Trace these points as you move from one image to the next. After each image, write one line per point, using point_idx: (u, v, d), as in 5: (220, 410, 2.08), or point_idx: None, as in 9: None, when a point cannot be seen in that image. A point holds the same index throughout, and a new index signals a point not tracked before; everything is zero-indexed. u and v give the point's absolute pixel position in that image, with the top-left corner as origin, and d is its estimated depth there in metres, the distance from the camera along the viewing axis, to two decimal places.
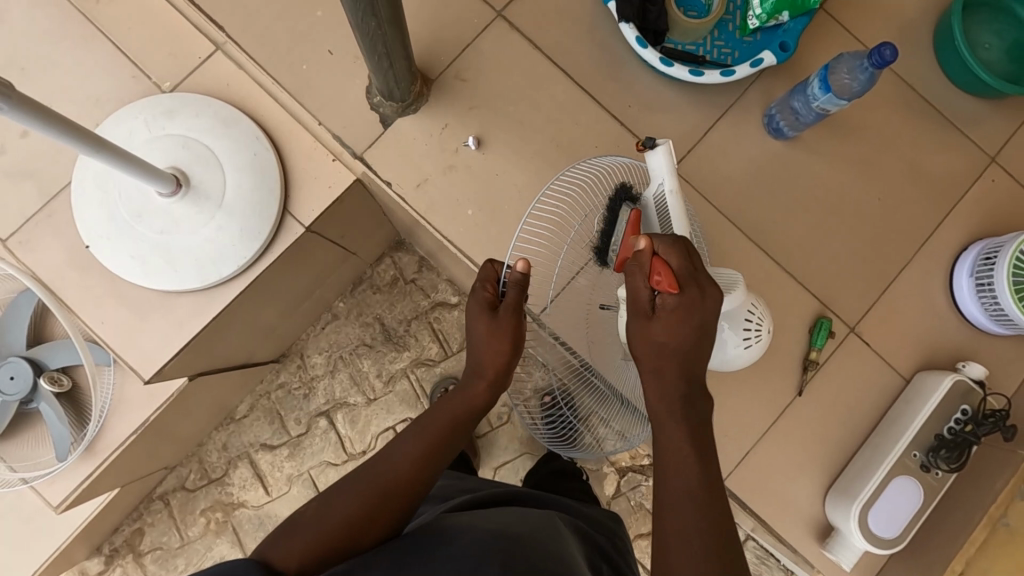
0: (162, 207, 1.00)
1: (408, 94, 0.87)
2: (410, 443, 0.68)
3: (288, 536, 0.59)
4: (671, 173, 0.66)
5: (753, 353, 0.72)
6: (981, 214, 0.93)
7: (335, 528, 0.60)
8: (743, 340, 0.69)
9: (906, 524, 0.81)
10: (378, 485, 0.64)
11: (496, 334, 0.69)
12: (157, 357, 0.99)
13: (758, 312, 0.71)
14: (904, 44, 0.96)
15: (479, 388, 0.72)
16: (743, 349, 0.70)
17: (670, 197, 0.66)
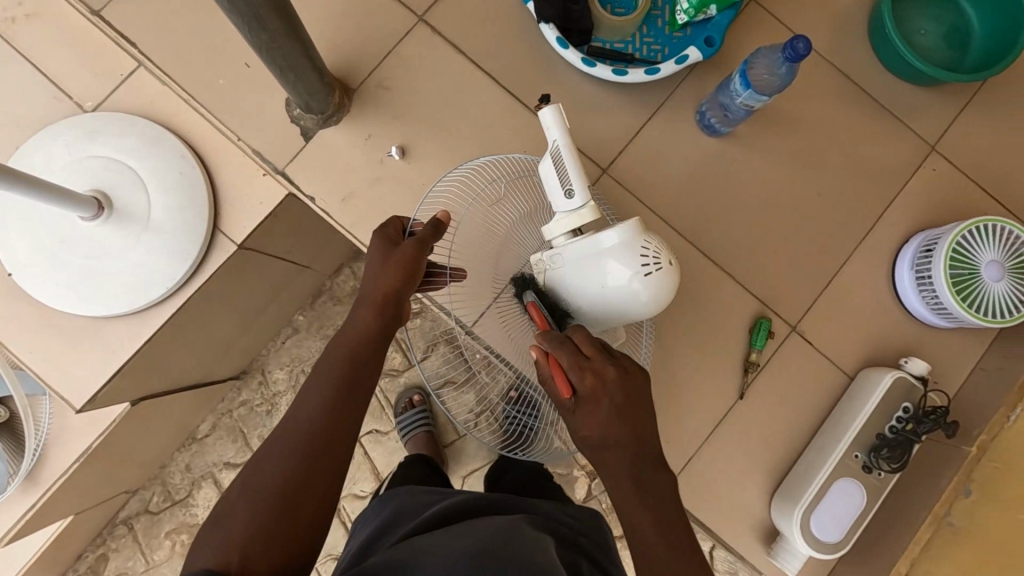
0: (87, 232, 0.97)
1: (326, 106, 0.85)
2: (315, 388, 0.65)
3: (221, 532, 0.56)
4: (561, 126, 0.65)
5: (658, 289, 0.64)
6: (923, 205, 0.91)
7: (264, 503, 0.57)
8: (634, 273, 0.63)
9: (850, 527, 0.79)
10: (304, 444, 0.61)
11: (392, 266, 0.70)
12: (89, 385, 0.96)
13: (653, 245, 0.64)
14: (839, 33, 0.94)
15: (366, 316, 0.69)
16: (640, 284, 0.63)
17: (565, 150, 0.66)
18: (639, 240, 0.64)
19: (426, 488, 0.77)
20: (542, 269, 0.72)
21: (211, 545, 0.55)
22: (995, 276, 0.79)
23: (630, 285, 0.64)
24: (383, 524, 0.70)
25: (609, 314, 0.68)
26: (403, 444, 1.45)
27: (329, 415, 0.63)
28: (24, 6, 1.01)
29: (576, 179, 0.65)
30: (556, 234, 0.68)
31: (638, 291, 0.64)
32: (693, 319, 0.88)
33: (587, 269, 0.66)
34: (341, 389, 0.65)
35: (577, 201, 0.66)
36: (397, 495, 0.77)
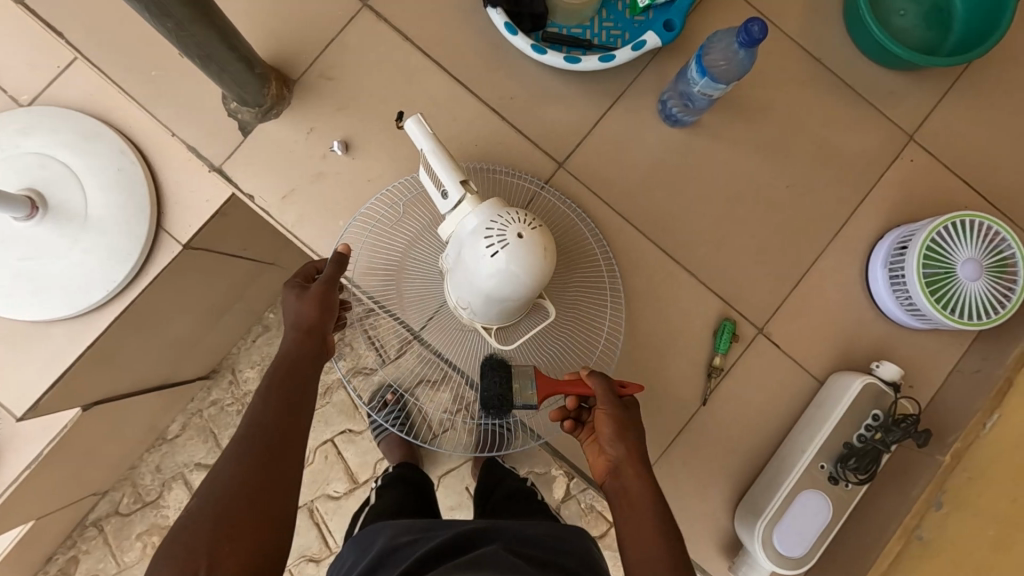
0: (21, 232, 0.92)
1: (262, 98, 0.80)
2: (263, 400, 0.64)
3: (183, 542, 0.52)
4: (422, 134, 0.66)
5: (519, 265, 0.61)
6: (899, 198, 0.86)
7: (225, 509, 0.54)
8: (490, 252, 0.62)
9: (814, 541, 0.75)
10: (262, 454, 0.59)
11: (310, 305, 0.71)
12: (30, 392, 0.93)
13: (511, 219, 0.63)
14: (811, 16, 0.88)
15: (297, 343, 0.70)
16: (499, 264, 0.61)
17: (431, 156, 0.66)
18: (497, 221, 0.63)
19: (406, 525, 0.68)
20: (446, 271, 0.72)
21: (169, 558, 0.51)
22: (971, 275, 0.74)
23: (490, 267, 0.62)
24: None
25: (493, 304, 0.65)
26: (377, 444, 1.41)
27: (280, 423, 0.62)
28: None
29: (445, 177, 0.65)
30: (446, 231, 0.67)
31: (499, 272, 0.62)
32: (654, 321, 0.83)
33: (462, 259, 0.66)
34: (290, 398, 0.65)
35: (452, 198, 0.66)
36: (368, 541, 0.68)
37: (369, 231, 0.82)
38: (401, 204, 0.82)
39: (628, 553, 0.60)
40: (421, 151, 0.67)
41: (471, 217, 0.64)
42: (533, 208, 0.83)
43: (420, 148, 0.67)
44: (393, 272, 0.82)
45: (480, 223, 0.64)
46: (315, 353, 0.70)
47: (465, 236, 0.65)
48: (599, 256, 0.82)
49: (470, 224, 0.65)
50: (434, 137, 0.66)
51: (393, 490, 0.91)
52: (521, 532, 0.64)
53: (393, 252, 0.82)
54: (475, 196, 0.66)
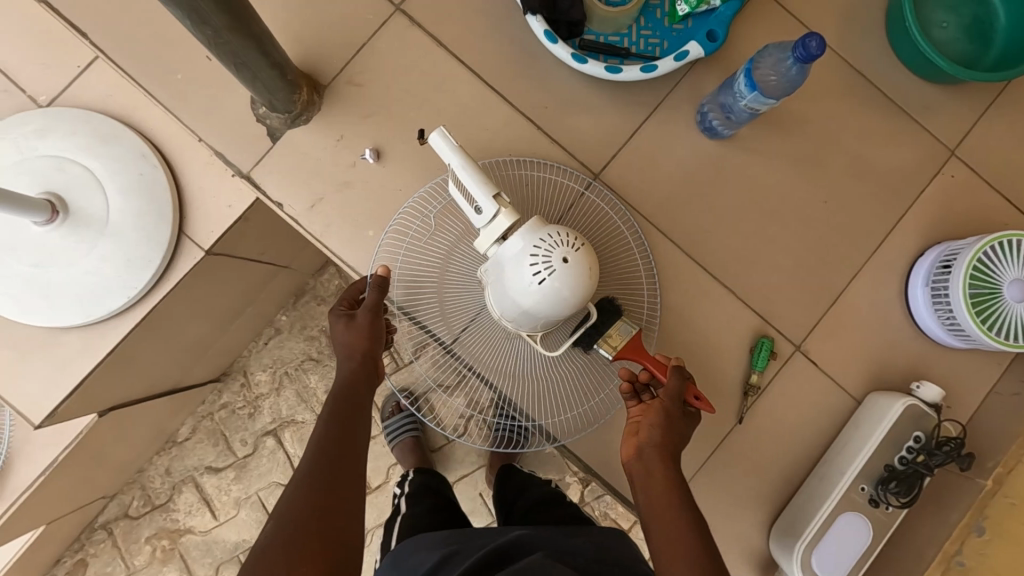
0: (39, 237, 0.90)
1: (292, 104, 0.78)
2: (322, 426, 0.66)
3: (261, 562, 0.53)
4: (452, 151, 0.64)
5: (567, 288, 0.60)
6: (939, 214, 0.85)
7: (297, 527, 0.56)
8: (534, 276, 0.60)
9: (853, 565, 0.74)
10: (325, 475, 0.61)
11: (356, 333, 0.72)
12: (47, 399, 0.91)
13: (556, 241, 0.61)
14: (852, 26, 0.87)
15: (350, 369, 0.71)
16: (545, 287, 0.60)
17: (463, 172, 0.64)
18: (541, 241, 0.61)
19: (446, 535, 0.67)
20: (484, 284, 0.71)
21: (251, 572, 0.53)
22: (1018, 297, 0.73)
23: (534, 292, 0.61)
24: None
25: (538, 321, 0.64)
26: (390, 449, 1.38)
27: (339, 445, 0.64)
28: None
29: (479, 195, 0.63)
30: (485, 247, 0.65)
31: (544, 295, 0.60)
32: (689, 337, 0.82)
33: (503, 279, 0.64)
34: (345, 416, 0.67)
35: (488, 216, 0.64)
36: (405, 554, 0.67)
37: (402, 244, 0.80)
38: (431, 214, 0.80)
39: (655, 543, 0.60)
40: (450, 168, 0.65)
41: (511, 236, 0.63)
42: (576, 208, 0.81)
43: (449, 163, 0.65)
44: (429, 270, 0.80)
45: (521, 243, 0.62)
46: (367, 376, 0.72)
47: (505, 256, 0.63)
48: (641, 260, 0.81)
49: (509, 245, 0.63)
50: (462, 152, 0.64)
51: (425, 500, 0.89)
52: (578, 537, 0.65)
53: (430, 250, 0.80)
54: (511, 210, 0.64)
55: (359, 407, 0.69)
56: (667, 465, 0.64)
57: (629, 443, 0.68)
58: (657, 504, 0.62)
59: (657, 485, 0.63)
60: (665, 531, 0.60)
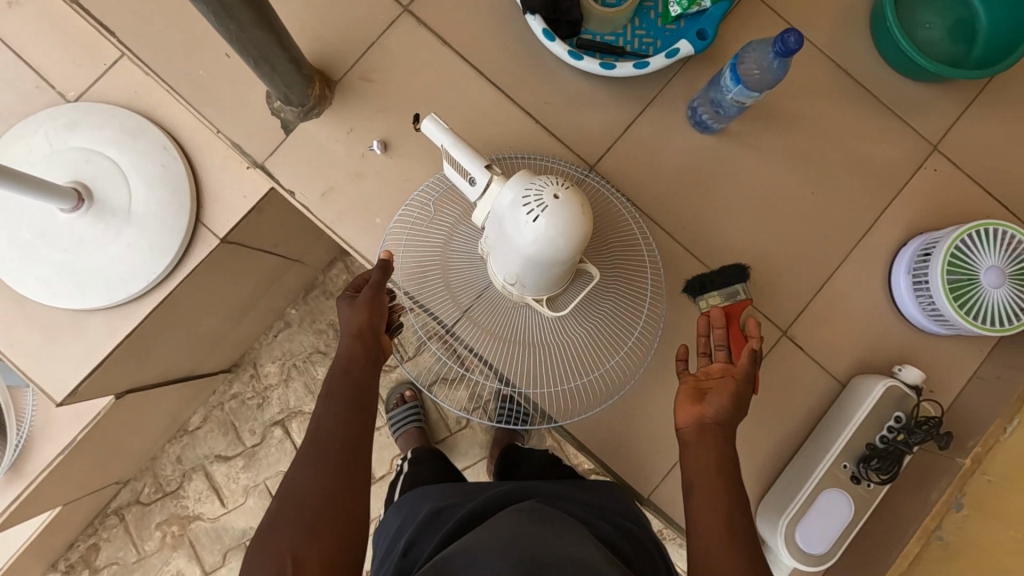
0: (66, 224, 0.95)
1: (306, 98, 0.83)
2: (327, 410, 0.68)
3: (270, 548, 0.57)
4: (442, 132, 0.68)
5: (561, 225, 0.59)
6: (923, 207, 0.88)
7: (306, 514, 0.59)
8: (528, 217, 0.60)
9: (836, 539, 0.77)
10: (334, 465, 0.63)
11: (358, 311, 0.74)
12: (69, 379, 0.96)
13: (544, 182, 0.61)
14: (839, 28, 0.90)
15: (350, 345, 0.73)
16: (539, 227, 0.60)
17: (455, 150, 0.68)
18: (529, 186, 0.62)
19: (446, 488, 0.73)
20: (488, 255, 0.72)
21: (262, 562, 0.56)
22: (995, 283, 0.76)
23: (531, 234, 0.60)
24: (408, 539, 0.65)
25: (541, 270, 0.64)
26: (395, 440, 1.41)
27: (347, 434, 0.67)
28: None
29: (471, 165, 0.67)
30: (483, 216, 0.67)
31: (540, 234, 0.60)
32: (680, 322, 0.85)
33: (502, 233, 0.65)
34: (350, 396, 0.69)
35: (482, 183, 0.66)
36: (408, 505, 0.73)
37: (406, 235, 0.85)
38: (432, 203, 0.85)
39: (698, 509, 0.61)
40: (443, 149, 0.70)
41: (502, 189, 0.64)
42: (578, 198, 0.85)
43: (441, 145, 0.69)
44: (432, 255, 0.84)
45: (513, 193, 0.63)
46: (367, 353, 0.73)
47: (501, 210, 0.64)
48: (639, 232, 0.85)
49: (501, 198, 0.64)
50: (452, 133, 0.69)
51: (426, 463, 0.94)
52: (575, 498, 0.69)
53: (432, 234, 0.84)
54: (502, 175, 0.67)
55: (363, 387, 0.71)
56: (727, 452, 0.64)
57: (691, 412, 0.66)
58: (706, 498, 0.61)
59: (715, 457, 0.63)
60: (709, 509, 0.60)
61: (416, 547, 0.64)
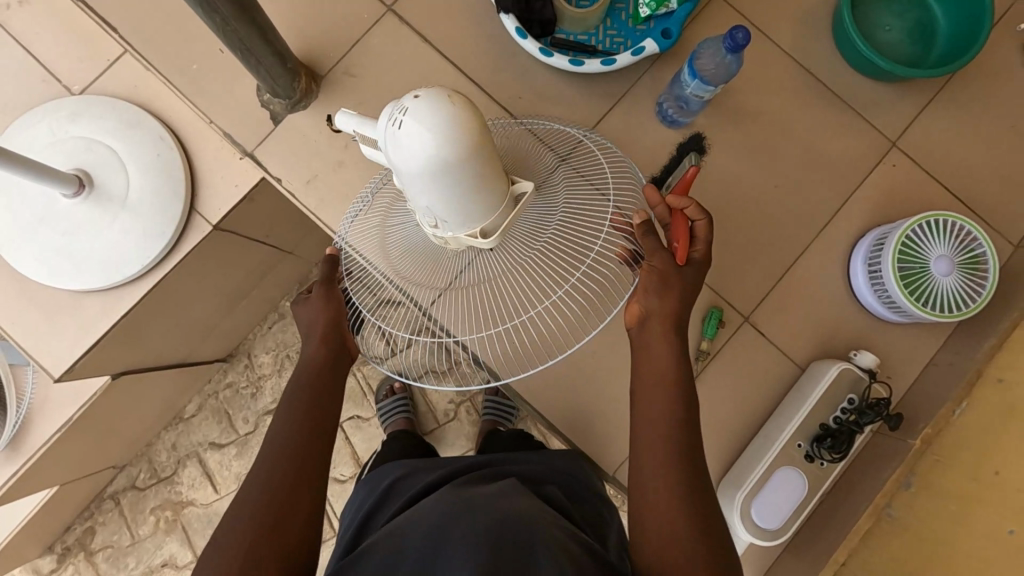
0: (67, 209, 1.01)
1: (293, 91, 0.88)
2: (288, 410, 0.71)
3: (232, 541, 0.59)
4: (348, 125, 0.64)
5: (425, 118, 0.49)
6: (881, 200, 0.92)
7: (266, 508, 0.62)
8: (393, 131, 0.51)
9: (791, 515, 0.80)
10: (295, 457, 0.67)
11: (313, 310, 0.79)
12: (66, 357, 1.01)
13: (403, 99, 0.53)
14: (802, 29, 0.95)
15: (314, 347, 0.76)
16: (407, 133, 0.50)
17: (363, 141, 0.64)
18: (390, 109, 0.54)
19: (407, 466, 0.83)
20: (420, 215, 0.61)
21: (220, 553, 0.59)
22: (944, 271, 0.79)
23: (402, 143, 0.51)
24: (368, 512, 0.75)
25: (447, 182, 0.51)
26: (383, 429, 1.45)
27: (306, 429, 0.70)
28: None
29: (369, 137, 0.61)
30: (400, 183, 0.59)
31: (410, 139, 0.50)
32: None
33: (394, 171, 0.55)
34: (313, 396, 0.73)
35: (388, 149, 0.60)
36: (376, 479, 0.84)
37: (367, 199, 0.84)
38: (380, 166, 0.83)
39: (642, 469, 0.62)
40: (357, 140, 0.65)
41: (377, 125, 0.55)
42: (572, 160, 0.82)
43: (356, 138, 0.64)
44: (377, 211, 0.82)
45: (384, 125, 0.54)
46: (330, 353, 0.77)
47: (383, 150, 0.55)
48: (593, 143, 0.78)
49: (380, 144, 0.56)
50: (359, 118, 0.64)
51: (397, 440, 1.01)
52: (533, 470, 0.75)
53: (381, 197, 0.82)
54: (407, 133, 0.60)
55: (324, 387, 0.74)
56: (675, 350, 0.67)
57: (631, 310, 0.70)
58: (660, 442, 0.62)
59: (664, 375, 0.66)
60: (654, 475, 0.61)
61: (378, 518, 0.74)
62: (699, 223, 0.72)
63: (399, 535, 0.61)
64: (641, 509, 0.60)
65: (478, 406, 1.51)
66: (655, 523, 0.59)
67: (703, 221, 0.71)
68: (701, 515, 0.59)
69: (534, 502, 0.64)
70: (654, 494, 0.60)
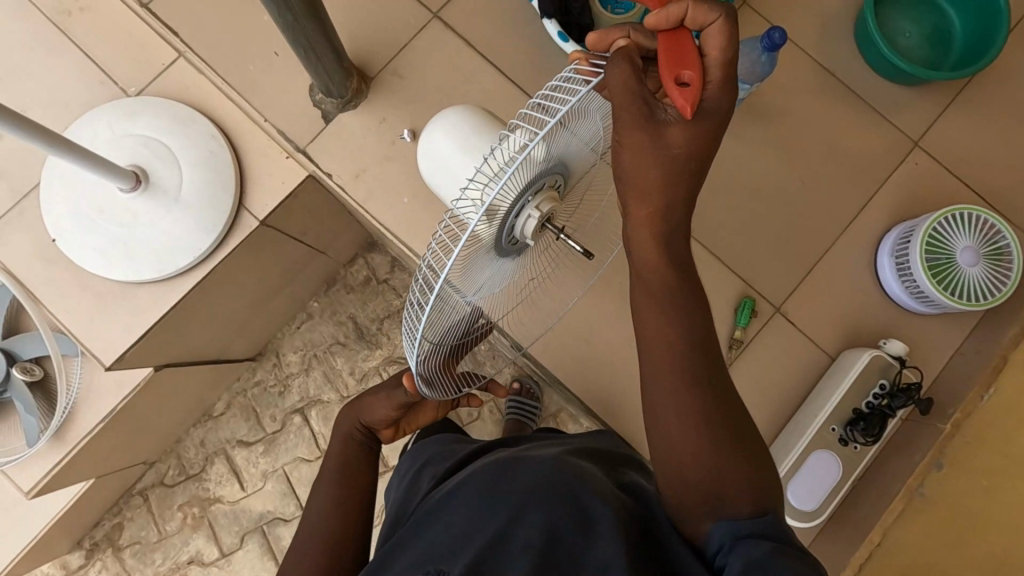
0: (123, 202, 1.05)
1: (345, 90, 0.93)
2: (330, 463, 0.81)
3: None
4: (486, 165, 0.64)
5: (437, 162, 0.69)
6: (905, 197, 0.96)
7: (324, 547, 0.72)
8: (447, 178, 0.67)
9: (825, 497, 0.83)
10: (342, 500, 0.77)
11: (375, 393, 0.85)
12: (118, 345, 1.04)
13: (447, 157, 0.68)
14: (827, 34, 0.99)
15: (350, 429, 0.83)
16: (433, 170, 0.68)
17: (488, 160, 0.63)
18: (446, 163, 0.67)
19: (446, 440, 0.85)
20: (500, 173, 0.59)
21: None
22: (970, 262, 0.83)
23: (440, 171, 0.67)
24: (415, 477, 0.79)
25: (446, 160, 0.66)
26: None
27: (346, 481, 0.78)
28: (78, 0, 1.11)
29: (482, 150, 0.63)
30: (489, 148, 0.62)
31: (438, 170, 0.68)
32: None
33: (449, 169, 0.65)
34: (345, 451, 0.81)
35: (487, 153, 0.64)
36: (414, 452, 0.86)
37: None
38: None
39: (653, 418, 0.55)
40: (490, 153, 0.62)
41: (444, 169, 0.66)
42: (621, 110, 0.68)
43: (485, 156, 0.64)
44: None
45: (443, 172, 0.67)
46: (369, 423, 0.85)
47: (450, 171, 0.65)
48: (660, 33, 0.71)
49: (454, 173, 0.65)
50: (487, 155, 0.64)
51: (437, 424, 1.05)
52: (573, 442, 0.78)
53: None
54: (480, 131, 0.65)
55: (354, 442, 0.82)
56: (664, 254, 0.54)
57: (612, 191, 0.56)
58: (655, 376, 0.55)
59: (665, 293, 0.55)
60: (664, 412, 0.54)
61: (420, 481, 0.77)
62: (714, 27, 0.50)
63: (448, 504, 0.62)
64: (661, 455, 0.55)
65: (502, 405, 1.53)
66: (674, 465, 0.54)
67: (715, 22, 0.50)
68: (732, 441, 0.54)
69: (576, 461, 0.66)
70: (668, 427, 0.54)
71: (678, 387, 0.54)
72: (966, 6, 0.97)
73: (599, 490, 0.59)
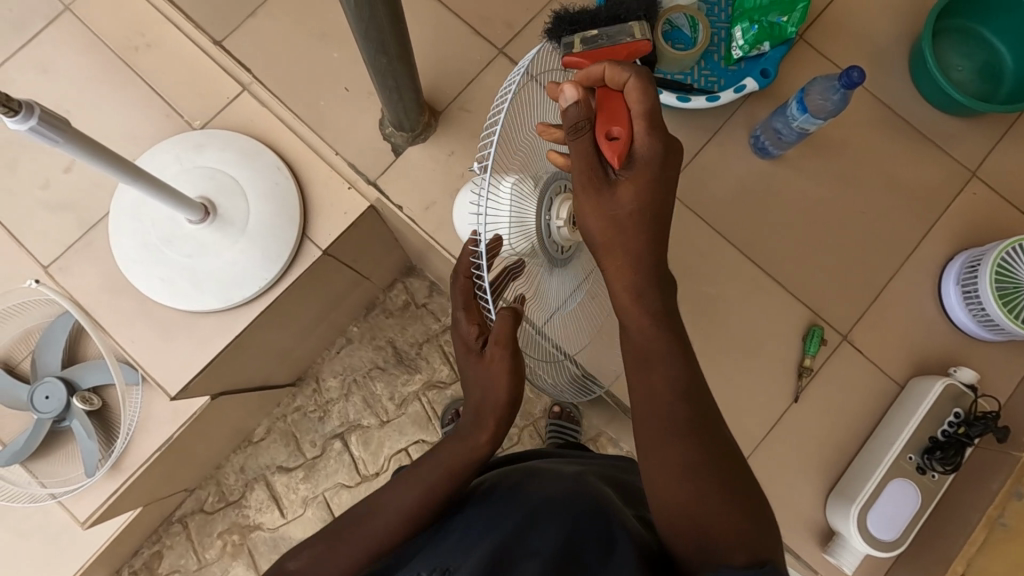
0: (191, 233, 1.07)
1: (417, 124, 0.96)
2: None
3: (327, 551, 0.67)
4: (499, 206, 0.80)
5: None
6: (966, 225, 0.97)
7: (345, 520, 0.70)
8: None
9: (905, 526, 0.83)
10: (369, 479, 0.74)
11: None
12: (183, 375, 1.05)
13: None
14: (883, 68, 1.02)
15: None
16: None
17: None
18: None
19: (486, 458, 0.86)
20: None
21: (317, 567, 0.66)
22: None
23: None
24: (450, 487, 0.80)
25: None
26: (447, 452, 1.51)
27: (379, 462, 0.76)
28: (145, 36, 1.14)
29: None
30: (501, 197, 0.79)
31: None
32: (746, 325, 0.94)
33: None
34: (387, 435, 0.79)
35: None
36: None
37: None
38: None
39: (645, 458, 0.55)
40: None
41: None
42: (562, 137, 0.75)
43: None
44: None
45: None
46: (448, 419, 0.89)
47: None
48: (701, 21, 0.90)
49: None
50: None
51: None
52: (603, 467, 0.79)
53: None
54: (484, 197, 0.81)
55: None
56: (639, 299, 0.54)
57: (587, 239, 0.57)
58: (644, 415, 0.55)
59: (654, 340, 0.55)
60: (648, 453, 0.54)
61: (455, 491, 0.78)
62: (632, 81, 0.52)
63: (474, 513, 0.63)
64: (651, 501, 0.55)
65: (541, 430, 1.45)
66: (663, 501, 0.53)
67: (632, 78, 0.51)
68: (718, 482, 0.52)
69: (599, 485, 0.68)
70: (651, 465, 0.54)
71: (660, 428, 0.54)
72: (1016, 40, 0.99)
73: (618, 514, 0.60)
